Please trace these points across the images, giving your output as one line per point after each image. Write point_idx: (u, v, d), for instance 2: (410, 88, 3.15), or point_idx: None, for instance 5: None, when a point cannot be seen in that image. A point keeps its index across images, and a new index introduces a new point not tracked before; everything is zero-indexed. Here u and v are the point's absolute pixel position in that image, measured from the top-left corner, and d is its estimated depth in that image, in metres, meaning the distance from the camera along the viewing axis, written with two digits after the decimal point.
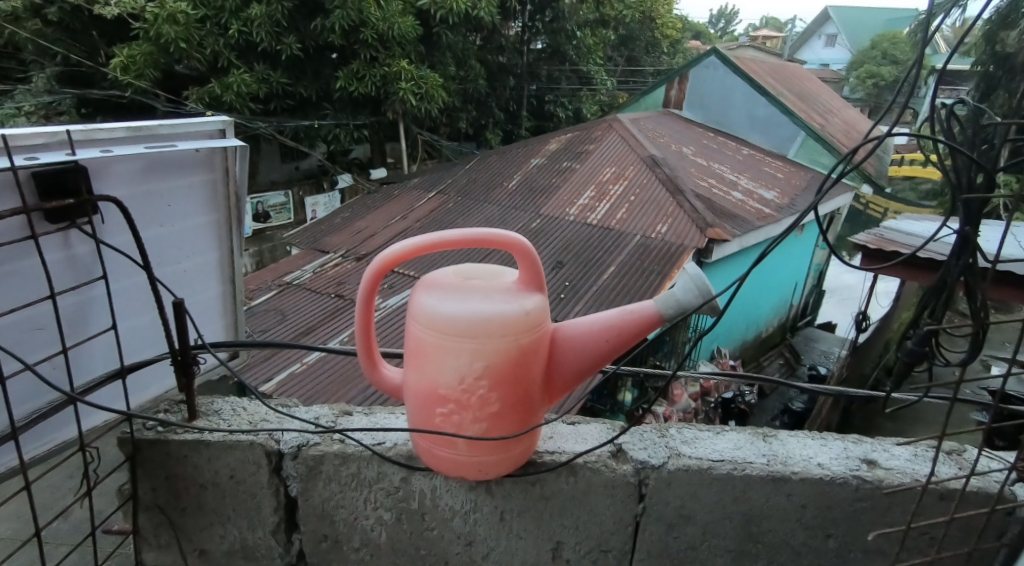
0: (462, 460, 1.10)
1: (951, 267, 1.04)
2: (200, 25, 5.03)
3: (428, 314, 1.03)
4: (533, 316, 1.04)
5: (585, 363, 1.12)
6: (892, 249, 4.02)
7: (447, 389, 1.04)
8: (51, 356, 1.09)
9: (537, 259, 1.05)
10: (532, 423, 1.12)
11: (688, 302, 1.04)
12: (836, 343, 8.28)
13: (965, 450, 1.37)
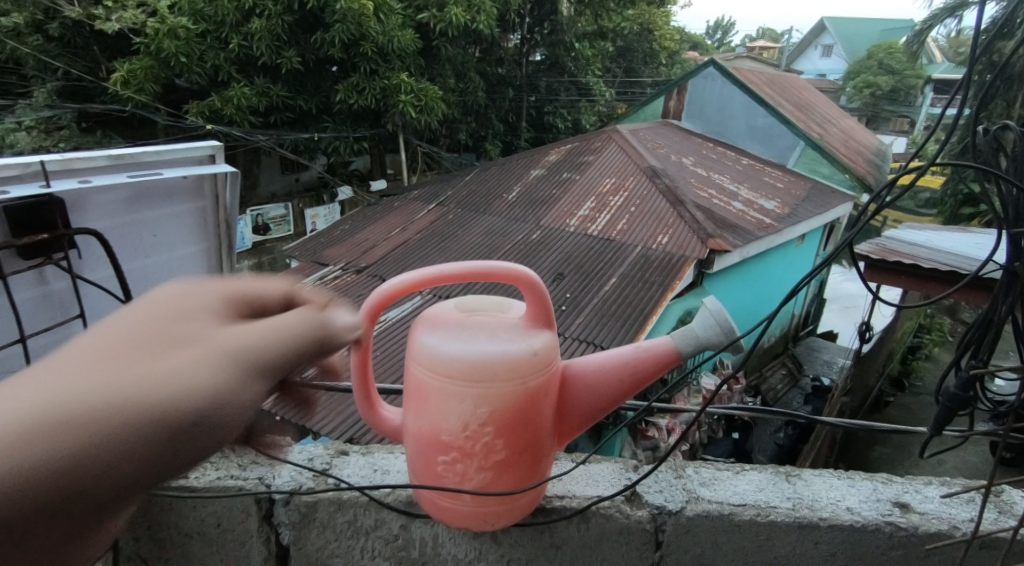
0: (465, 512, 1.03)
1: (999, 305, 1.03)
2: (201, 40, 4.99)
3: (429, 356, 0.96)
4: (542, 355, 0.98)
5: (596, 405, 1.05)
6: (895, 258, 3.96)
7: (449, 436, 0.97)
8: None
9: (545, 294, 0.98)
10: (540, 470, 1.05)
11: (710, 340, 0.99)
12: (840, 353, 8.22)
13: (1008, 493, 1.33)
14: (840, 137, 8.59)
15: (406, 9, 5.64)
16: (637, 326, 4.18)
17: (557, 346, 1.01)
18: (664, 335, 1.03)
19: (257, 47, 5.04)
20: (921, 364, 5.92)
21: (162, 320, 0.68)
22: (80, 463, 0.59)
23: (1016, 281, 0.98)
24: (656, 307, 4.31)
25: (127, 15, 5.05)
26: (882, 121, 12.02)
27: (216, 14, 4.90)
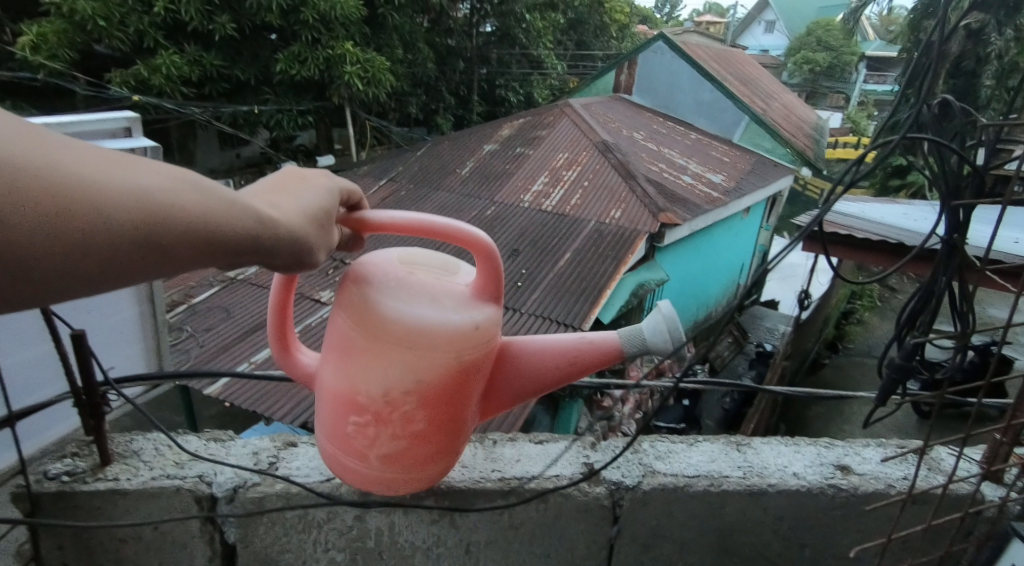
0: (368, 477, 0.99)
1: (940, 276, 1.04)
2: (122, 2, 4.75)
3: (363, 314, 0.91)
4: (483, 333, 0.94)
5: (527, 383, 1.03)
6: (832, 229, 4.09)
7: (368, 398, 0.93)
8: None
9: (499, 265, 0.92)
10: (455, 445, 1.03)
11: (655, 344, 0.96)
12: (781, 320, 8.47)
13: (944, 456, 1.42)
14: (781, 112, 8.77)
15: None
16: (593, 301, 4.18)
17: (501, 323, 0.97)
18: (613, 330, 1.02)
19: (187, 11, 4.77)
20: (860, 330, 6.16)
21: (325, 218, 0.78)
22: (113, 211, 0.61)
23: (956, 258, 1.02)
24: (611, 282, 4.33)
25: None
26: (822, 97, 12.28)
27: None
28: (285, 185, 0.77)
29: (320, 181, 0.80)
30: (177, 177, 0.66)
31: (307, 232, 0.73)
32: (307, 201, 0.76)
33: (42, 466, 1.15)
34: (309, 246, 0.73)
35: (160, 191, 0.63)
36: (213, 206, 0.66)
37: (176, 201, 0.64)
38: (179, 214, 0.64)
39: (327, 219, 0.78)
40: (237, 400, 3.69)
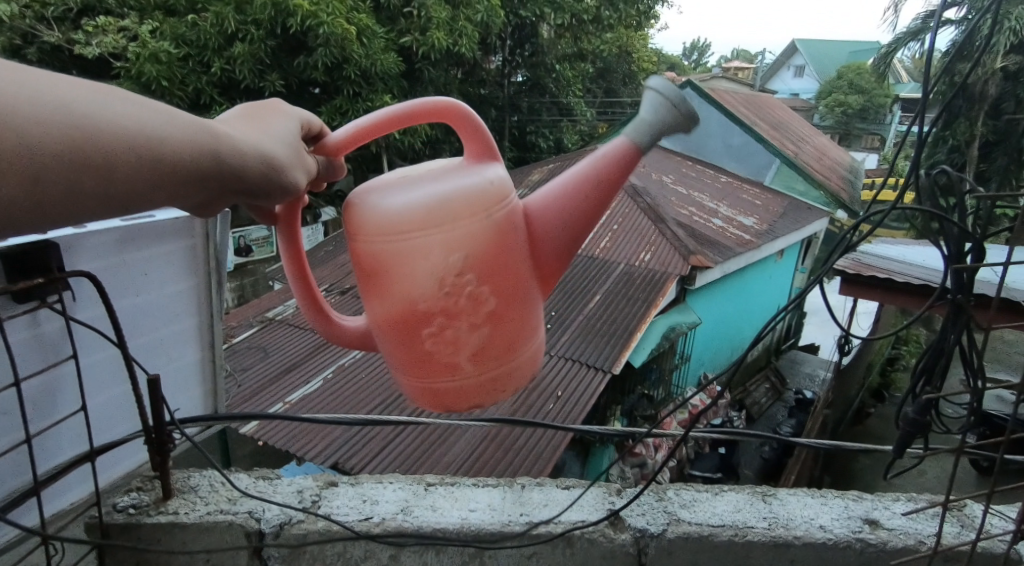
0: (469, 384, 1.01)
1: (949, 334, 1.15)
2: (183, 63, 5.08)
3: (381, 219, 0.96)
4: (495, 187, 0.99)
5: (568, 236, 1.06)
6: (871, 274, 4.10)
7: (426, 301, 0.96)
8: (14, 446, 1.09)
9: (475, 122, 1.01)
10: (532, 318, 1.05)
11: (658, 116, 1.02)
12: (821, 365, 8.34)
13: (971, 509, 1.48)
14: (813, 155, 8.78)
15: (389, 33, 5.71)
16: (623, 344, 4.21)
17: (509, 183, 1.03)
18: (614, 137, 1.05)
19: (240, 70, 5.07)
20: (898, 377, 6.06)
21: (295, 147, 0.88)
22: (106, 144, 0.68)
23: (962, 314, 1.11)
24: (641, 325, 4.35)
25: (108, 39, 5.04)
26: (853, 139, 12.26)
27: (199, 38, 5.00)
28: (243, 115, 0.86)
29: (277, 110, 0.91)
30: (112, 97, 0.71)
31: (273, 152, 0.82)
32: (270, 129, 0.86)
33: (110, 497, 1.30)
34: (276, 164, 0.82)
35: (95, 108, 0.68)
36: (160, 127, 0.72)
37: (119, 121, 0.69)
38: (120, 132, 0.69)
39: (296, 144, 0.88)
40: (271, 439, 3.78)
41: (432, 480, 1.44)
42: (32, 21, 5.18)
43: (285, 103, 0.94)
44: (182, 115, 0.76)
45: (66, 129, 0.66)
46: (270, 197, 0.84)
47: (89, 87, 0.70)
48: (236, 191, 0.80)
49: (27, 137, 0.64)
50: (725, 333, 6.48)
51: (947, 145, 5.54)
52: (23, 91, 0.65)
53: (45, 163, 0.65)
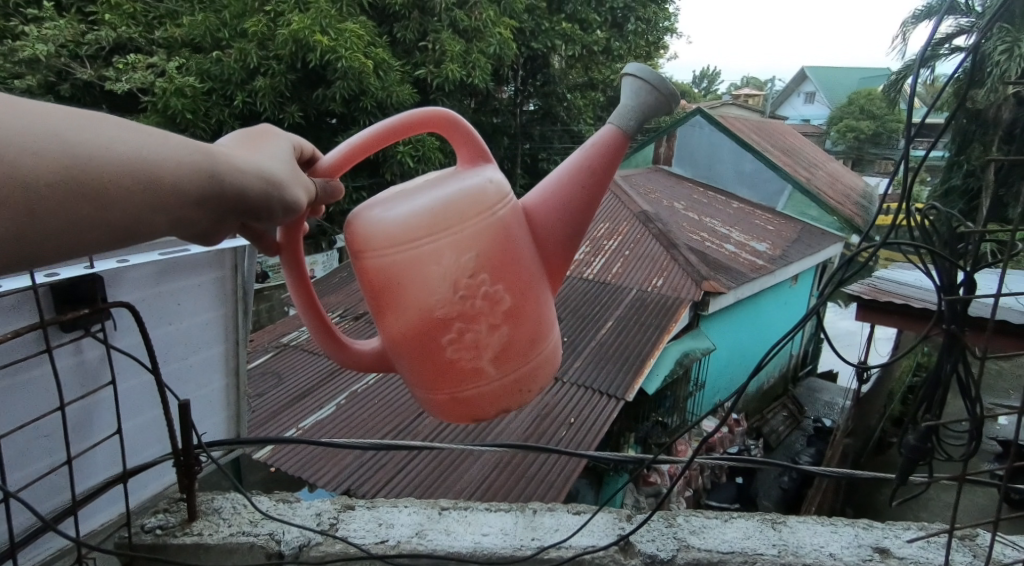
0: (496, 385, 1.03)
1: (945, 363, 1.31)
2: (207, 97, 5.25)
3: (389, 231, 1.00)
4: (494, 185, 1.04)
5: (566, 229, 1.12)
6: (886, 299, 4.09)
7: (443, 307, 0.99)
8: (55, 467, 1.19)
9: (464, 129, 1.08)
10: (547, 312, 1.08)
11: (644, 99, 1.10)
12: (840, 393, 8.23)
13: (980, 536, 1.49)
14: (825, 180, 8.80)
15: (405, 66, 5.86)
16: (636, 370, 4.21)
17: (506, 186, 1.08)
18: (603, 127, 1.13)
19: (261, 103, 5.22)
20: None
21: (289, 165, 0.91)
22: (107, 172, 0.71)
23: (956, 343, 1.28)
24: (653, 351, 4.36)
25: (136, 75, 5.23)
26: (866, 163, 12.25)
27: (223, 73, 5.18)
28: (237, 140, 0.90)
29: (269, 133, 0.95)
30: (104, 123, 0.73)
31: (270, 171, 0.86)
32: (264, 151, 0.89)
33: (139, 519, 1.41)
34: (273, 182, 0.85)
35: (88, 134, 0.71)
36: (156, 150, 0.75)
37: (115, 146, 0.72)
38: (114, 157, 0.71)
39: (291, 163, 0.92)
40: (284, 464, 3.82)
41: (446, 504, 1.51)
42: (67, 60, 5.35)
43: (274, 127, 0.98)
44: (177, 138, 0.79)
45: (60, 157, 0.68)
46: (269, 215, 0.86)
47: (82, 114, 0.72)
48: (234, 211, 0.82)
49: (27, 170, 0.66)
50: (739, 359, 6.46)
51: (960, 171, 5.54)
52: (14, 120, 0.67)
53: (39, 190, 0.67)
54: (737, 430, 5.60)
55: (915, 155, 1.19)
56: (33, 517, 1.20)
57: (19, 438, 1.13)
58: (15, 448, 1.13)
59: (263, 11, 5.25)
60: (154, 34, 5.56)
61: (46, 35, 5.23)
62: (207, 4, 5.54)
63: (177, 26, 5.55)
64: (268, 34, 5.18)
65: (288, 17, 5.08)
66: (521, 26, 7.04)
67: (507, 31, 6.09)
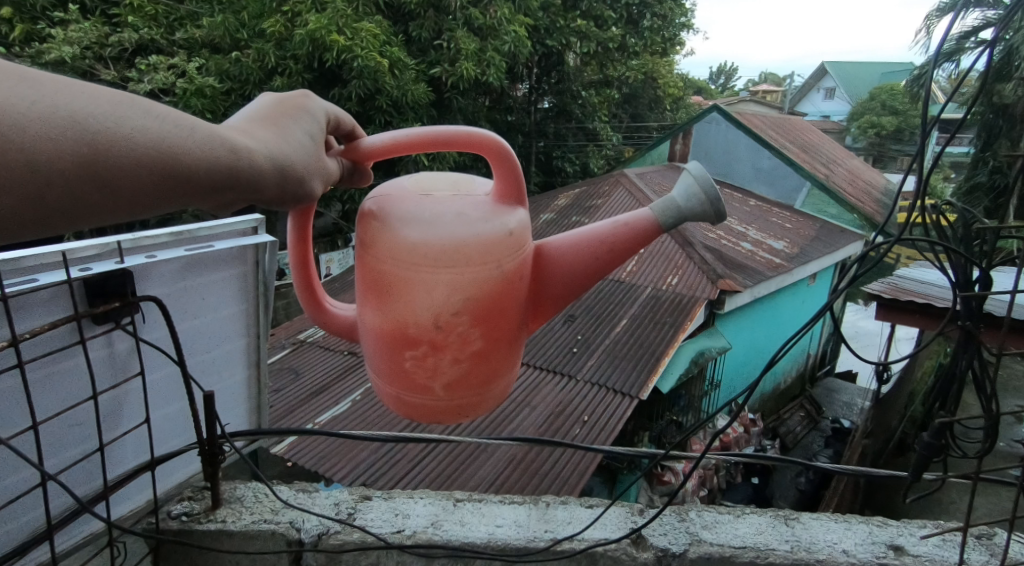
0: (437, 405, 1.13)
1: (962, 360, 1.32)
2: (226, 97, 5.32)
3: (398, 247, 1.06)
4: (512, 235, 1.09)
5: (567, 285, 1.20)
6: (907, 297, 4.05)
7: (418, 328, 1.07)
8: (88, 454, 1.24)
9: (510, 164, 1.09)
10: (510, 361, 1.17)
11: (691, 207, 1.13)
12: (859, 393, 8.14)
13: (996, 535, 1.49)
14: (845, 177, 8.70)
15: (420, 65, 5.89)
16: (650, 369, 4.21)
17: (526, 227, 1.13)
18: (644, 209, 1.18)
19: None
20: None
21: (309, 152, 0.93)
22: (120, 160, 0.74)
23: (972, 340, 1.28)
24: (667, 350, 4.35)
25: (158, 76, 5.32)
26: (888, 161, 12.07)
27: (241, 73, 5.25)
28: (266, 118, 0.92)
29: (301, 111, 0.96)
30: (126, 110, 0.77)
31: (288, 161, 0.88)
32: (290, 135, 0.92)
33: (166, 505, 1.46)
34: (288, 176, 0.88)
35: (107, 123, 0.74)
36: (174, 140, 0.78)
37: (130, 132, 0.75)
38: (132, 147, 0.75)
39: (315, 150, 0.95)
40: (301, 458, 3.88)
41: (461, 496, 1.54)
42: (91, 61, 5.44)
43: (311, 100, 1.00)
44: (198, 125, 0.81)
45: (77, 144, 0.72)
46: (280, 203, 0.90)
47: (102, 96, 0.75)
48: (244, 201, 0.86)
49: (39, 156, 0.70)
50: (755, 358, 6.43)
51: (982, 168, 5.46)
52: (34, 106, 0.70)
53: (54, 176, 0.71)
54: (753, 429, 5.58)
55: (931, 150, 1.18)
56: (68, 501, 1.26)
57: (52, 426, 1.18)
58: (50, 436, 1.19)
59: (280, 12, 5.31)
60: (175, 35, 5.66)
61: (71, 38, 5.33)
62: (225, 5, 5.61)
63: (197, 28, 5.66)
64: (286, 35, 5.26)
65: (306, 17, 5.14)
66: (535, 25, 6.92)
67: (522, 29, 6.10)
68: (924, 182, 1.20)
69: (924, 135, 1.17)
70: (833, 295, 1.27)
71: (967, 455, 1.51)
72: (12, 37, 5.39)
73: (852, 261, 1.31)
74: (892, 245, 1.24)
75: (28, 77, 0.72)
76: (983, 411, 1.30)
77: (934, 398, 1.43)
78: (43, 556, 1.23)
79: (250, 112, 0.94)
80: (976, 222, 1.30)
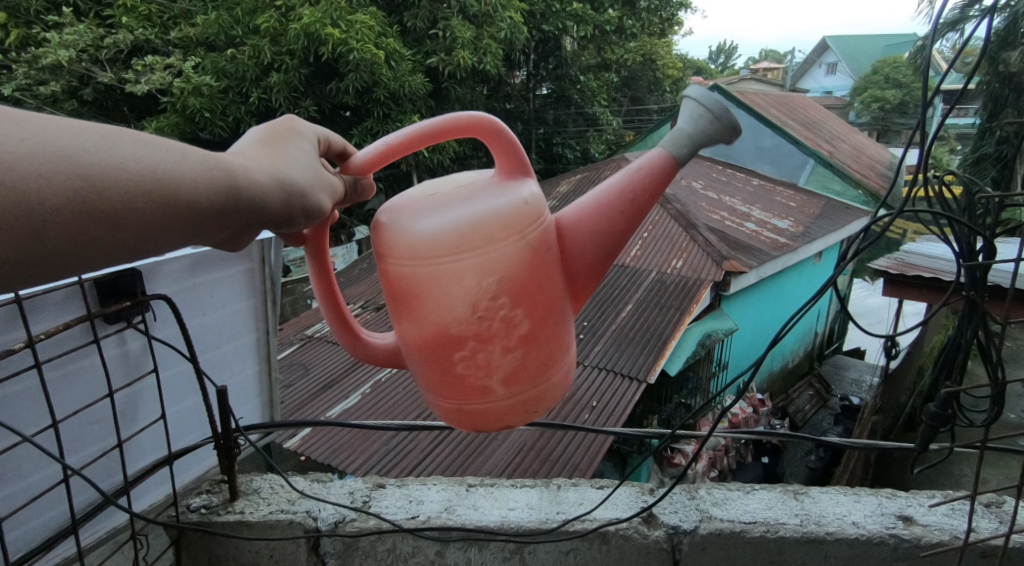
0: (501, 404, 1.07)
1: (967, 330, 1.33)
2: (223, 95, 5.30)
3: (417, 245, 1.02)
4: (528, 205, 1.05)
5: (601, 249, 1.12)
6: (914, 272, 4.05)
7: (459, 325, 1.02)
8: (107, 450, 1.27)
9: (503, 132, 1.06)
10: (563, 337, 1.11)
11: (702, 128, 1.05)
12: (868, 371, 8.13)
13: (1003, 503, 1.50)
14: (849, 153, 8.64)
15: (416, 55, 5.87)
16: (657, 353, 4.22)
17: (538, 195, 1.09)
18: (656, 147, 1.09)
19: (277, 99, 5.26)
20: None
21: (313, 170, 0.93)
22: (116, 193, 0.74)
23: (976, 310, 1.29)
24: (675, 333, 4.35)
25: (155, 76, 5.32)
26: (893, 135, 11.99)
27: (238, 71, 5.21)
28: (263, 143, 0.92)
29: (293, 132, 0.96)
30: (118, 143, 0.76)
31: (291, 180, 0.89)
32: (287, 156, 0.91)
33: (184, 499, 1.49)
34: (292, 192, 0.88)
35: (98, 156, 0.74)
36: (170, 170, 0.78)
37: (124, 165, 0.75)
38: (127, 181, 0.75)
39: (316, 167, 0.94)
40: (314, 452, 3.91)
41: (473, 482, 1.56)
42: (88, 64, 5.46)
43: (301, 124, 0.98)
44: (194, 152, 0.82)
45: (69, 180, 0.71)
46: (289, 222, 0.90)
47: (93, 131, 0.75)
48: (249, 224, 0.85)
49: (30, 194, 0.69)
50: (762, 337, 6.42)
51: (988, 139, 5.43)
52: (23, 146, 0.70)
53: (49, 215, 0.70)
54: (761, 410, 5.59)
55: (933, 122, 1.16)
56: (91, 496, 1.28)
57: (71, 424, 1.20)
58: (70, 432, 1.21)
59: (274, 7, 5.29)
60: (170, 34, 5.61)
61: (67, 41, 5.34)
62: (220, 2, 5.60)
63: (191, 26, 5.62)
64: (280, 30, 5.23)
65: (299, 11, 5.10)
66: (531, 10, 6.92)
67: (518, 14, 6.06)
68: (925, 155, 1.19)
69: (924, 107, 1.15)
70: (835, 270, 1.26)
71: (972, 423, 1.52)
72: (8, 42, 5.43)
73: (854, 236, 1.30)
74: (894, 219, 1.22)
75: (11, 116, 0.72)
76: (990, 380, 1.30)
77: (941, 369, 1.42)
78: (68, 551, 1.26)
79: (243, 139, 0.93)
80: (977, 192, 1.30)
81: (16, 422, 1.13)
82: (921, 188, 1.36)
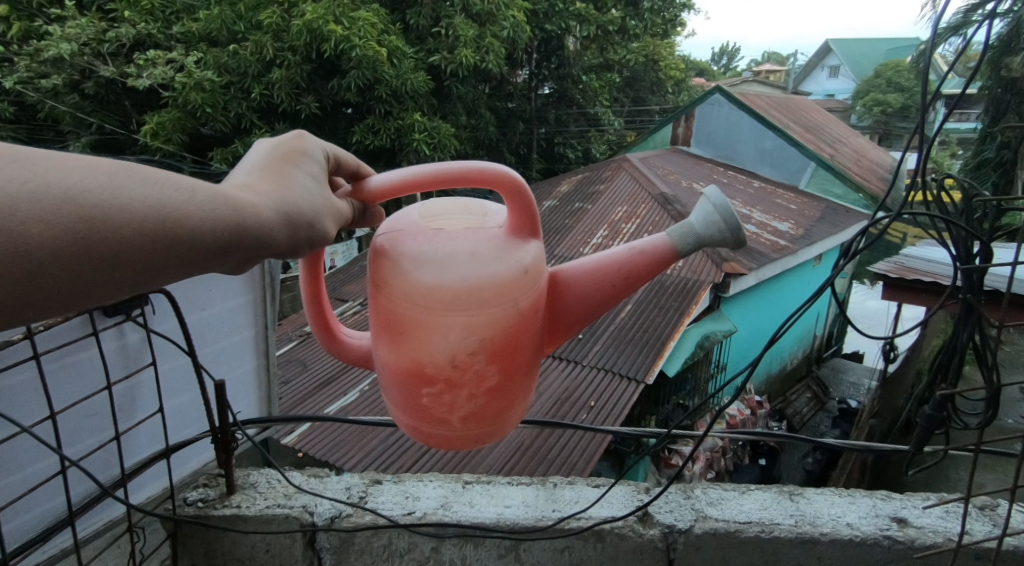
0: (452, 438, 1.11)
1: (963, 332, 1.34)
2: (225, 91, 5.29)
3: (412, 290, 1.03)
4: (527, 272, 1.06)
5: (584, 310, 1.15)
6: (914, 277, 4.04)
7: (434, 367, 1.04)
8: (105, 442, 1.29)
9: (523, 197, 1.04)
10: (526, 387, 1.15)
11: (711, 234, 1.05)
12: (866, 374, 8.14)
13: (997, 506, 1.51)
14: (850, 156, 8.63)
15: (419, 53, 5.85)
16: (655, 353, 4.22)
17: (538, 256, 1.09)
18: (661, 234, 1.10)
19: (278, 95, 5.26)
20: None
21: (316, 205, 0.92)
22: (118, 234, 0.74)
23: (972, 313, 1.30)
24: (675, 333, 4.36)
25: (157, 71, 5.32)
26: (894, 139, 12.01)
27: (239, 66, 5.20)
28: (269, 169, 0.91)
29: (301, 154, 0.96)
30: (123, 180, 0.76)
31: (295, 211, 0.89)
32: (293, 185, 0.91)
33: (182, 493, 1.51)
34: (296, 224, 0.89)
35: (101, 197, 0.73)
36: (174, 204, 0.78)
37: (129, 204, 0.75)
38: (130, 219, 0.75)
39: (323, 194, 0.95)
40: (312, 447, 3.92)
41: (469, 479, 1.57)
42: (90, 58, 5.46)
43: (309, 141, 0.98)
44: (200, 187, 0.82)
45: (73, 223, 0.71)
46: (294, 251, 0.90)
47: (97, 170, 0.75)
48: (255, 256, 0.86)
49: (31, 239, 0.68)
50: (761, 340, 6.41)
51: (989, 144, 5.44)
52: (26, 187, 0.69)
53: (47, 259, 0.70)
54: (759, 412, 5.60)
55: (931, 126, 1.15)
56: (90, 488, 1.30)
57: (69, 417, 1.23)
58: (68, 424, 1.23)
59: (277, 3, 5.29)
60: (172, 29, 5.59)
61: (69, 34, 5.34)
62: None
63: (194, 21, 5.60)
64: (283, 26, 5.20)
65: (302, 8, 5.11)
66: (533, 9, 6.88)
67: (521, 13, 6.05)
68: (922, 160, 1.19)
69: (924, 109, 1.13)
70: (833, 271, 1.24)
71: (966, 425, 1.52)
72: (11, 35, 5.44)
73: (855, 238, 1.28)
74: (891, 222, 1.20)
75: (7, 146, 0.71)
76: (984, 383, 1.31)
77: (935, 369, 1.43)
78: (65, 543, 1.30)
79: (251, 161, 0.92)
80: (977, 196, 1.29)
81: (16, 413, 1.16)
82: (919, 193, 1.35)
